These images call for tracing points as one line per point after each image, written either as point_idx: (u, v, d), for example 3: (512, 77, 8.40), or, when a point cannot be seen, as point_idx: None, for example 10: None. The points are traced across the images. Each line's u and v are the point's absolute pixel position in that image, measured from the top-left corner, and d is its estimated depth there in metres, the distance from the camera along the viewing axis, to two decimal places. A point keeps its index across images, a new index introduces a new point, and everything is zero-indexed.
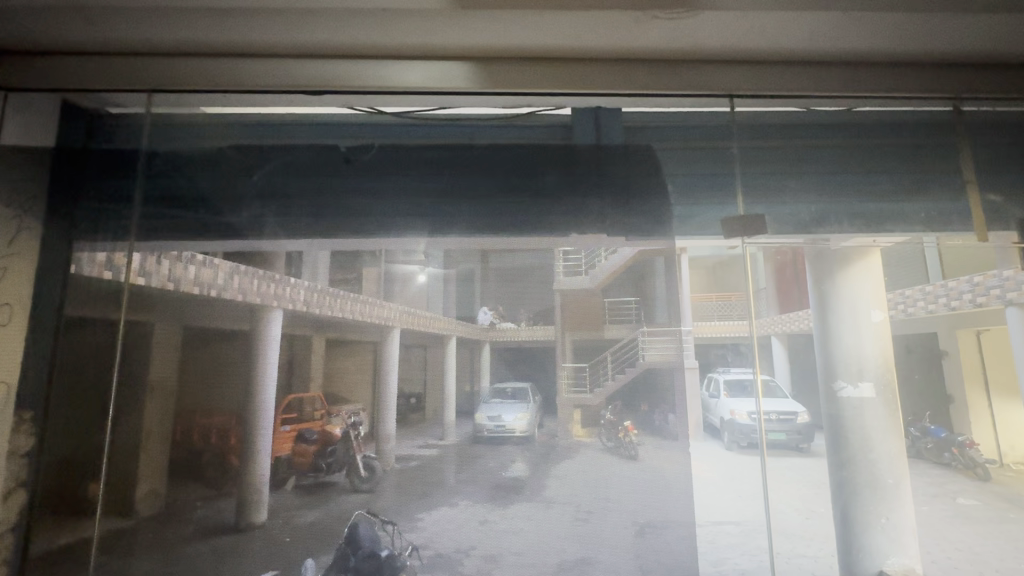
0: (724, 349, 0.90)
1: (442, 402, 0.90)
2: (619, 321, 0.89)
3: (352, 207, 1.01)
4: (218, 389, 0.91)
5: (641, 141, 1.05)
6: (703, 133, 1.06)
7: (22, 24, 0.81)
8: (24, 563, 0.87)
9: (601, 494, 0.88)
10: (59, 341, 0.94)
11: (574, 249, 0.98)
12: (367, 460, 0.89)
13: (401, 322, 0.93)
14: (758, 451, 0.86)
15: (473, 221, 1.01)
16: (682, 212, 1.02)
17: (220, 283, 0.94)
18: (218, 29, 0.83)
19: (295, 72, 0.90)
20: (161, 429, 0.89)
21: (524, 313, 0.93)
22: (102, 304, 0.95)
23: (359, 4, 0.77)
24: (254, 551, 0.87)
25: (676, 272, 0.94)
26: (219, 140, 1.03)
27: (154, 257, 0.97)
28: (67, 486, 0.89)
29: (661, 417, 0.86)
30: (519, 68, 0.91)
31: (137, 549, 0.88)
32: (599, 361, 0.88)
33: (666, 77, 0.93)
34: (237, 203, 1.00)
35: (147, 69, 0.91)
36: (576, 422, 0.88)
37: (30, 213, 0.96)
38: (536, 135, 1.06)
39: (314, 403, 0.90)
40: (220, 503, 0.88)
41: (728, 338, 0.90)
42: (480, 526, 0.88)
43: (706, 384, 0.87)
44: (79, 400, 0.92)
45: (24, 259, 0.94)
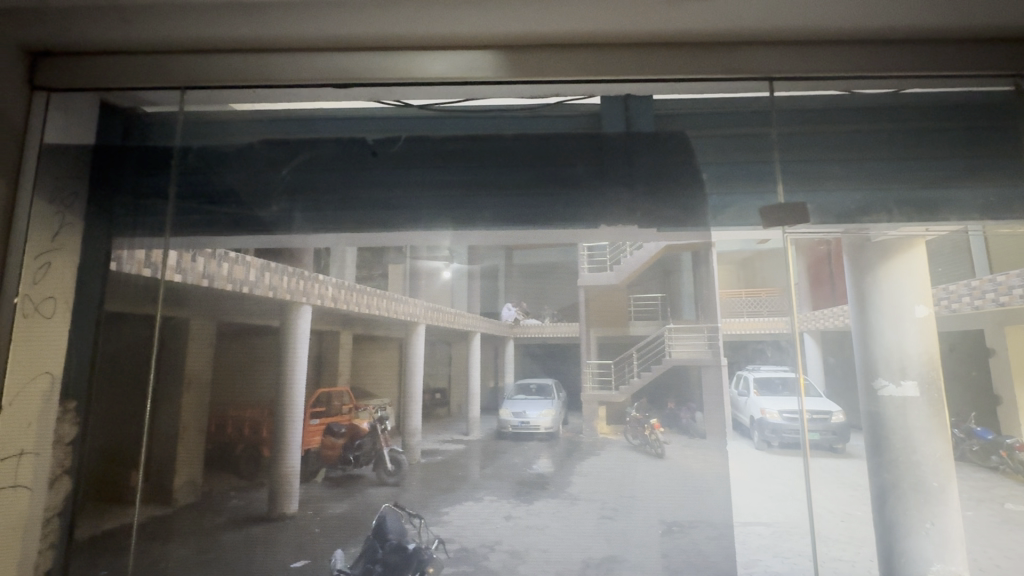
0: (763, 344, 0.88)
1: (467, 399, 0.91)
2: (645, 318, 0.89)
3: (379, 201, 1.01)
4: (249, 382, 0.93)
5: (673, 127, 1.02)
6: (740, 120, 1.02)
7: (60, 24, 0.83)
8: (69, 546, 0.91)
9: (627, 492, 0.87)
10: (100, 332, 0.97)
11: (598, 245, 0.96)
12: (394, 454, 0.91)
13: (426, 318, 0.94)
14: (801, 451, 0.85)
15: (496, 215, 1.00)
16: (717, 202, 0.99)
17: (253, 279, 0.96)
18: (244, 24, 0.84)
19: (320, 66, 0.90)
20: (195, 422, 0.93)
21: (548, 309, 0.93)
22: (138, 300, 0.99)
23: None
24: (285, 541, 0.90)
25: (705, 266, 0.92)
26: (250, 136, 1.05)
27: (189, 254, 1.00)
28: (110, 470, 0.94)
29: (688, 415, 0.87)
30: (544, 55, 0.89)
31: (174, 535, 0.92)
32: (624, 358, 0.89)
33: (701, 61, 0.88)
34: (266, 198, 1.02)
35: (175, 67, 0.91)
36: (601, 418, 0.88)
37: (70, 209, 0.97)
38: (563, 125, 1.04)
39: (342, 397, 0.93)
40: (253, 494, 0.92)
41: (771, 333, 0.88)
42: (505, 521, 0.89)
43: (735, 381, 0.86)
44: (119, 391, 0.95)
45: (65, 253, 0.95)
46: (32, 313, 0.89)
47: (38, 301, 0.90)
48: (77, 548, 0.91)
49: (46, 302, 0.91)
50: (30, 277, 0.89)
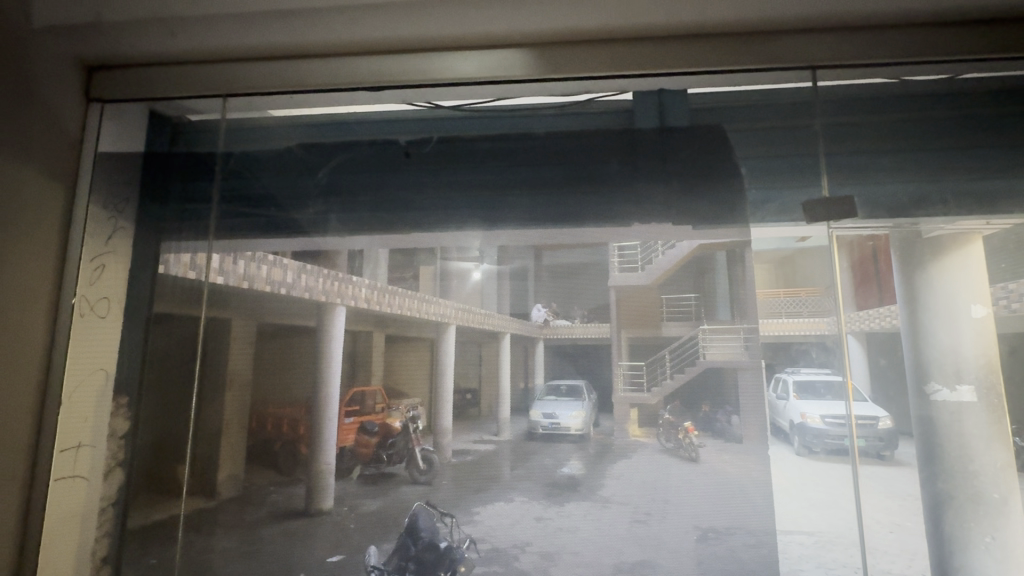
0: (807, 345, 0.85)
1: (497, 398, 0.92)
2: (676, 319, 0.88)
3: (412, 202, 1.02)
4: (288, 380, 0.96)
5: (709, 121, 0.99)
6: (781, 112, 0.98)
7: (114, 37, 0.88)
8: (123, 533, 0.96)
9: (660, 495, 0.86)
10: (149, 331, 1.02)
11: (629, 244, 0.95)
12: (425, 453, 0.93)
13: (457, 318, 0.95)
14: (850, 459, 0.82)
15: (523, 214, 0.99)
16: (757, 197, 0.95)
17: (290, 280, 0.99)
18: (281, 30, 0.86)
19: (353, 69, 0.91)
20: (237, 420, 0.96)
21: (577, 310, 0.92)
22: (184, 302, 1.03)
23: None
24: (320, 534, 0.93)
25: (739, 266, 0.90)
26: (287, 140, 1.08)
27: (231, 257, 1.03)
28: (155, 465, 0.97)
29: (724, 418, 0.84)
30: (576, 50, 0.87)
31: (218, 527, 0.96)
32: (656, 359, 0.87)
33: (737, 53, 0.86)
34: (303, 201, 1.04)
35: (217, 74, 0.94)
36: (634, 421, 0.87)
37: (123, 213, 1.02)
38: (596, 122, 1.02)
39: (375, 396, 0.94)
40: (291, 489, 0.95)
41: (814, 335, 0.85)
42: (536, 522, 0.88)
43: (773, 385, 0.84)
44: (167, 387, 1.00)
45: (117, 256, 0.99)
46: (89, 312, 0.94)
47: (94, 301, 0.95)
48: (131, 535, 0.97)
49: (101, 301, 0.96)
50: (86, 279, 0.94)
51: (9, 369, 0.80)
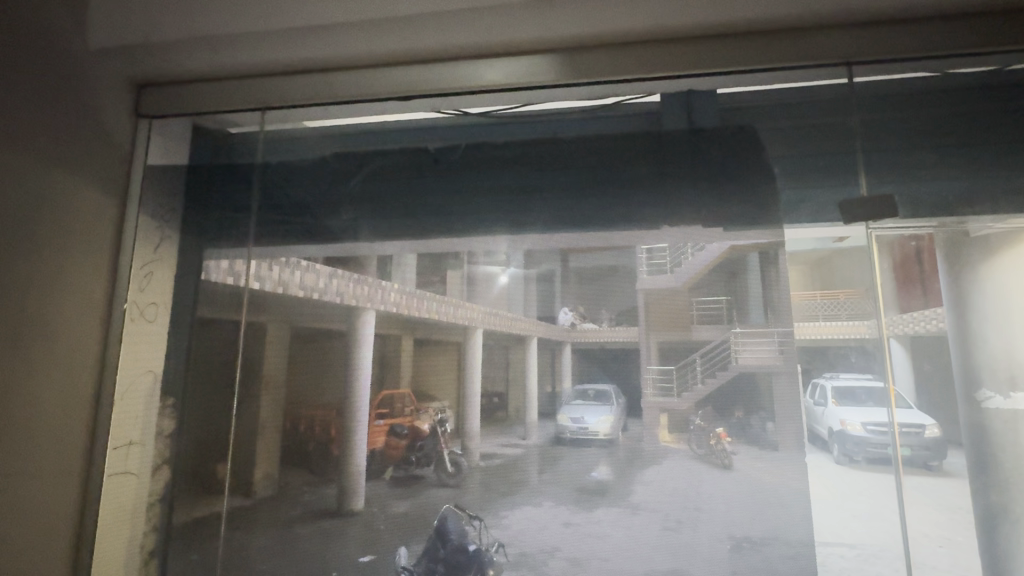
0: (847, 349, 0.83)
1: (525, 401, 0.91)
2: (709, 322, 0.86)
3: (441, 207, 1.04)
4: (322, 383, 0.99)
5: (741, 120, 0.97)
6: (816, 109, 0.95)
7: (168, 57, 0.95)
8: (169, 530, 0.99)
9: (691, 502, 0.84)
10: (194, 334, 1.04)
11: (657, 248, 0.93)
12: (454, 457, 0.93)
13: (486, 322, 0.95)
14: (894, 468, 0.79)
15: (549, 216, 0.99)
16: (791, 197, 0.93)
17: (322, 285, 1.02)
18: (316, 43, 0.90)
19: (383, 79, 0.94)
20: (273, 421, 0.99)
21: (605, 313, 0.91)
22: (225, 307, 1.05)
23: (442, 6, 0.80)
24: (352, 534, 0.95)
25: (773, 269, 0.88)
26: (322, 150, 1.10)
27: (267, 264, 1.06)
28: (198, 463, 1.00)
29: (758, 423, 0.82)
30: (602, 54, 0.87)
31: (256, 527, 0.98)
32: (687, 363, 0.86)
33: (767, 51, 0.84)
34: (337, 208, 1.07)
35: (256, 88, 0.99)
36: (663, 426, 0.85)
37: (169, 223, 1.06)
38: (623, 124, 1.02)
39: (404, 399, 0.97)
40: (323, 489, 0.97)
41: (854, 338, 0.83)
42: (564, 527, 0.88)
43: (811, 390, 0.82)
44: (211, 387, 1.02)
45: (165, 264, 1.04)
46: (139, 317, 0.99)
47: (144, 306, 1.00)
48: (174, 532, 1.00)
49: (150, 307, 1.01)
50: (137, 285, 0.99)
51: (64, 369, 0.87)
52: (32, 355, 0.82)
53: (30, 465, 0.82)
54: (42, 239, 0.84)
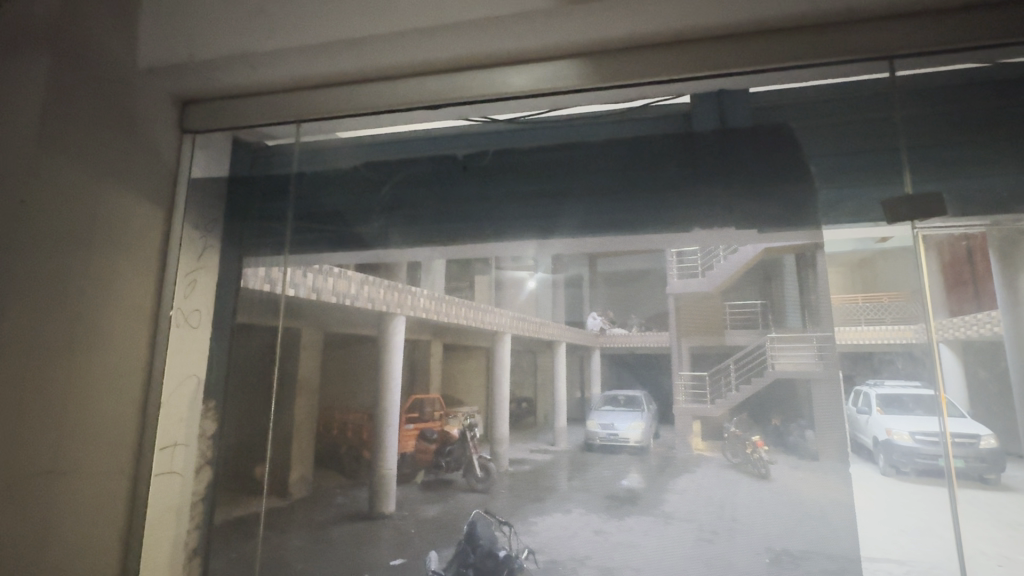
0: (892, 354, 0.79)
1: (553, 407, 0.92)
2: (742, 327, 0.84)
3: (469, 213, 1.05)
4: (354, 388, 1.01)
5: (776, 119, 0.94)
6: (855, 106, 0.91)
7: (208, 74, 0.98)
8: (210, 527, 1.03)
9: (726, 513, 0.82)
10: (235, 340, 1.08)
11: (688, 251, 0.91)
12: (483, 461, 0.94)
13: (512, 328, 0.97)
14: (946, 481, 0.75)
15: (578, 221, 0.99)
16: (829, 198, 0.89)
17: (353, 292, 1.03)
18: (350, 56, 0.92)
19: (413, 89, 0.94)
20: (306, 424, 1.02)
21: (634, 319, 0.90)
22: (263, 313, 1.09)
23: None
24: (383, 537, 0.97)
25: (811, 271, 0.85)
26: (354, 159, 1.13)
27: (301, 270, 1.09)
28: (238, 464, 1.04)
29: (797, 432, 0.79)
30: (632, 57, 0.86)
31: (291, 526, 1.01)
32: (719, 370, 0.84)
33: (801, 48, 0.82)
34: (366, 217, 1.10)
35: (291, 102, 1.01)
36: (697, 434, 0.84)
37: (212, 233, 1.10)
38: (653, 127, 0.99)
39: (434, 404, 0.98)
40: (356, 491, 0.99)
41: (901, 343, 0.79)
42: (594, 535, 0.87)
43: (853, 398, 0.78)
44: (249, 391, 1.06)
45: (208, 272, 1.07)
46: (183, 322, 1.01)
47: (188, 312, 1.02)
48: (216, 529, 1.03)
49: (194, 313, 1.03)
50: (181, 293, 1.02)
51: (115, 374, 0.90)
52: (88, 361, 0.85)
53: (85, 468, 0.84)
54: (100, 249, 0.88)
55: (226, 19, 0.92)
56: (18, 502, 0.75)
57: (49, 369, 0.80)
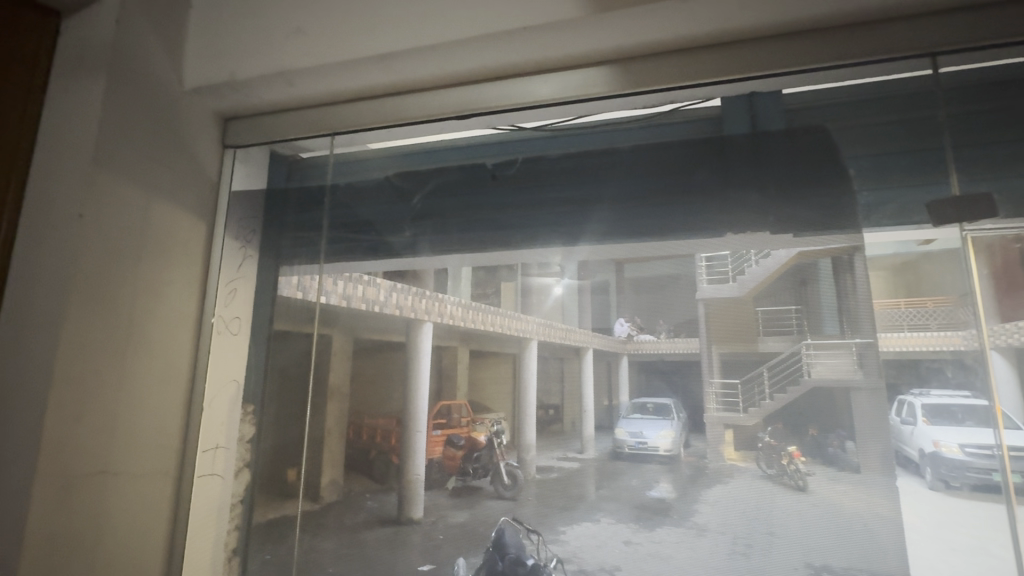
0: (940, 363, 0.75)
1: (580, 415, 0.92)
2: (777, 333, 0.82)
3: (498, 222, 1.07)
4: (383, 394, 1.03)
5: (809, 121, 0.92)
6: (896, 105, 0.88)
7: (246, 93, 1.02)
8: (249, 527, 1.06)
9: (762, 526, 0.79)
10: (271, 347, 1.12)
11: (718, 257, 0.91)
12: (510, 468, 0.95)
13: (539, 334, 0.97)
14: (1003, 497, 0.70)
15: (606, 228, 1.00)
16: (870, 200, 0.86)
17: (382, 299, 1.08)
18: (381, 72, 0.94)
19: (442, 101, 0.97)
20: (337, 429, 1.04)
21: (662, 325, 0.88)
22: (299, 321, 1.12)
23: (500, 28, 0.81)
24: (411, 544, 0.97)
25: (847, 276, 0.82)
26: (387, 170, 1.16)
27: (334, 278, 1.13)
28: (273, 468, 1.06)
29: (836, 443, 0.76)
30: (659, 64, 0.86)
31: (322, 530, 1.02)
32: (753, 377, 0.82)
33: (837, 48, 0.79)
34: (398, 226, 1.12)
35: (326, 117, 1.05)
36: (729, 443, 0.81)
37: (251, 244, 1.14)
38: (682, 131, 0.99)
39: (460, 411, 1.00)
40: (384, 496, 1.00)
41: (949, 350, 0.76)
42: (624, 546, 0.86)
43: (896, 408, 0.76)
44: (286, 396, 1.09)
45: (247, 281, 1.12)
46: (225, 330, 1.06)
47: (229, 320, 1.07)
48: (253, 531, 1.06)
49: (234, 321, 1.08)
50: (223, 301, 1.06)
51: (162, 380, 0.93)
52: (138, 365, 0.89)
53: (135, 470, 0.88)
54: (148, 262, 0.92)
55: (262, 40, 0.96)
56: (82, 501, 0.78)
57: (111, 373, 0.84)
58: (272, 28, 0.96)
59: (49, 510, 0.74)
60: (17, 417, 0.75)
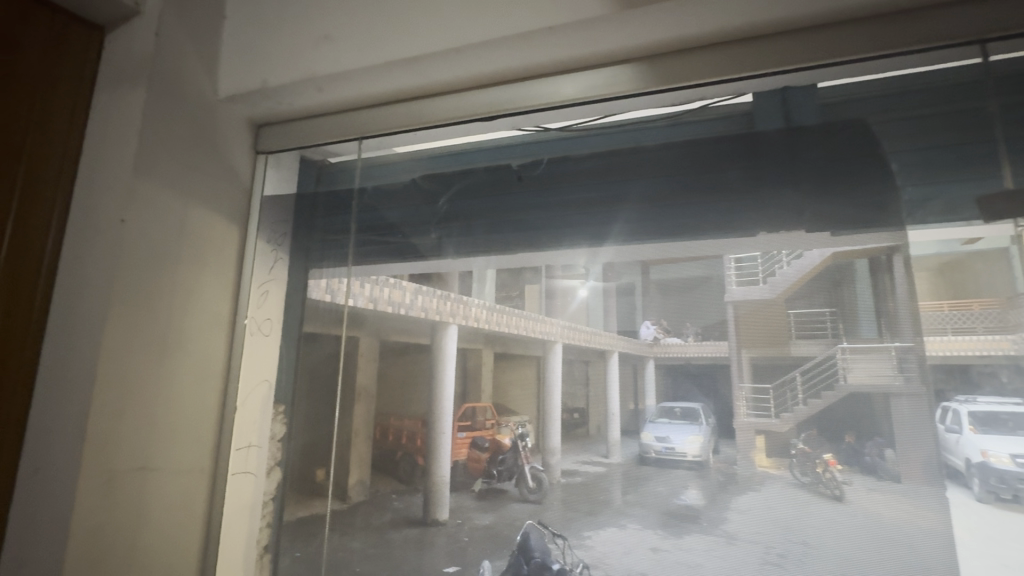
0: (994, 367, 0.70)
1: (606, 419, 0.90)
2: (810, 337, 0.79)
3: (526, 223, 1.08)
4: (410, 395, 1.05)
5: (847, 115, 0.88)
6: (941, 95, 0.83)
7: (277, 100, 1.04)
8: (280, 525, 1.08)
9: (795, 536, 0.76)
10: (302, 348, 1.14)
11: (748, 258, 0.89)
12: (535, 471, 0.96)
13: (564, 337, 0.97)
14: None
15: (633, 228, 0.99)
16: (914, 196, 0.82)
17: (408, 301, 1.10)
18: (406, 75, 0.95)
19: (467, 103, 0.97)
20: (364, 430, 1.05)
21: (690, 327, 0.86)
22: (328, 323, 1.14)
23: (524, 27, 0.80)
24: (438, 545, 0.99)
25: (885, 278, 0.78)
26: (412, 172, 1.16)
27: (362, 281, 1.15)
28: (303, 467, 1.09)
29: (875, 451, 0.73)
30: (687, 59, 0.84)
31: (351, 530, 1.05)
32: (786, 381, 0.79)
33: (877, 37, 0.75)
34: (425, 228, 1.13)
35: (354, 121, 1.07)
36: (759, 450, 0.79)
37: (282, 247, 1.16)
38: (713, 129, 0.96)
39: (485, 412, 1.00)
40: (411, 498, 1.02)
41: (1001, 354, 0.70)
42: (651, 552, 0.84)
43: (941, 415, 0.72)
44: (315, 396, 1.11)
45: (279, 283, 1.14)
46: (258, 330, 1.08)
47: (261, 321, 1.09)
48: (285, 528, 1.08)
49: (266, 322, 1.10)
50: (256, 302, 1.08)
51: (197, 380, 0.96)
52: (175, 366, 0.92)
53: (172, 466, 0.91)
54: (184, 265, 0.94)
55: (292, 47, 0.98)
56: (124, 496, 0.81)
57: (150, 373, 0.86)
58: (302, 35, 0.98)
59: (94, 504, 0.77)
60: (63, 414, 0.79)
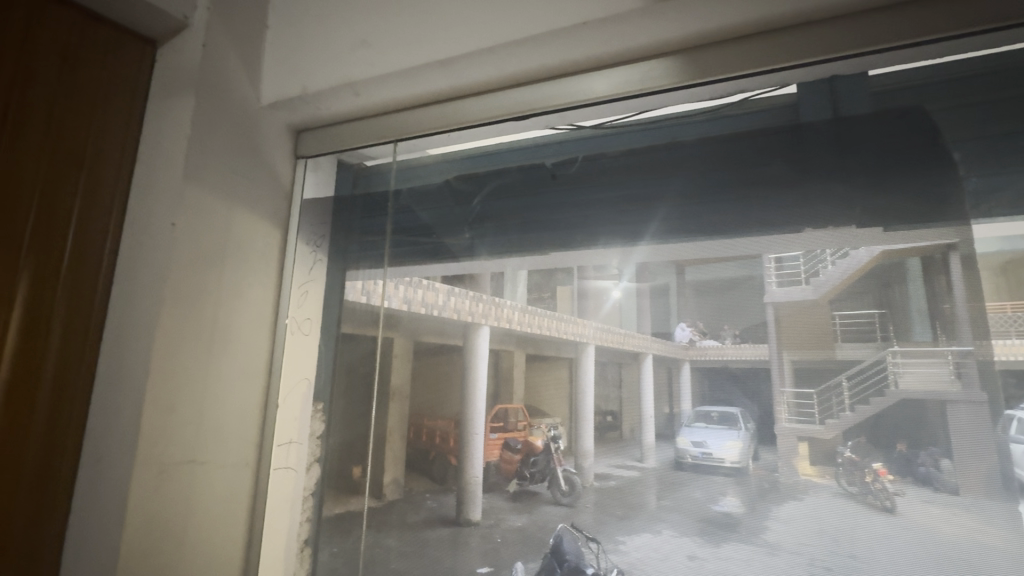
0: None
1: (640, 420, 0.88)
2: (856, 342, 0.75)
3: (559, 223, 1.10)
4: (444, 395, 1.09)
5: (899, 104, 0.84)
6: (1003, 80, 0.78)
7: (315, 105, 1.06)
8: (319, 518, 1.11)
9: (843, 548, 0.72)
10: (338, 349, 1.16)
11: (790, 257, 0.85)
12: (567, 474, 0.97)
13: (596, 339, 0.99)
14: None
15: (672, 222, 0.99)
16: (980, 187, 0.76)
17: (442, 302, 1.14)
18: (439, 77, 0.95)
19: (500, 103, 0.96)
20: (400, 431, 1.08)
21: (727, 330, 0.84)
22: (365, 324, 1.17)
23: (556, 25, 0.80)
24: (469, 545, 1.01)
25: (941, 277, 0.73)
26: (448, 173, 1.16)
27: (395, 282, 1.18)
28: (342, 465, 1.11)
29: (930, 462, 0.69)
30: (725, 51, 0.81)
31: (386, 527, 1.07)
32: (832, 387, 0.75)
33: (933, 22, 0.71)
34: (458, 229, 1.15)
35: (389, 124, 1.08)
36: (804, 457, 0.76)
37: (321, 248, 1.16)
38: (757, 120, 0.92)
39: (518, 414, 1.07)
40: (444, 497, 1.07)
41: None
42: (688, 560, 0.82)
43: (1007, 424, 0.66)
44: (353, 394, 1.14)
45: (319, 283, 1.15)
46: (298, 330, 1.10)
47: (301, 320, 1.11)
48: (325, 521, 1.11)
49: (306, 321, 1.12)
50: (297, 303, 1.10)
51: (241, 377, 0.99)
52: (221, 363, 0.95)
53: (218, 461, 0.93)
54: (230, 266, 0.97)
55: (331, 53, 1.00)
56: (175, 486, 0.85)
57: (199, 370, 0.90)
58: (339, 41, 1.00)
59: (147, 493, 0.81)
60: (120, 407, 0.83)
